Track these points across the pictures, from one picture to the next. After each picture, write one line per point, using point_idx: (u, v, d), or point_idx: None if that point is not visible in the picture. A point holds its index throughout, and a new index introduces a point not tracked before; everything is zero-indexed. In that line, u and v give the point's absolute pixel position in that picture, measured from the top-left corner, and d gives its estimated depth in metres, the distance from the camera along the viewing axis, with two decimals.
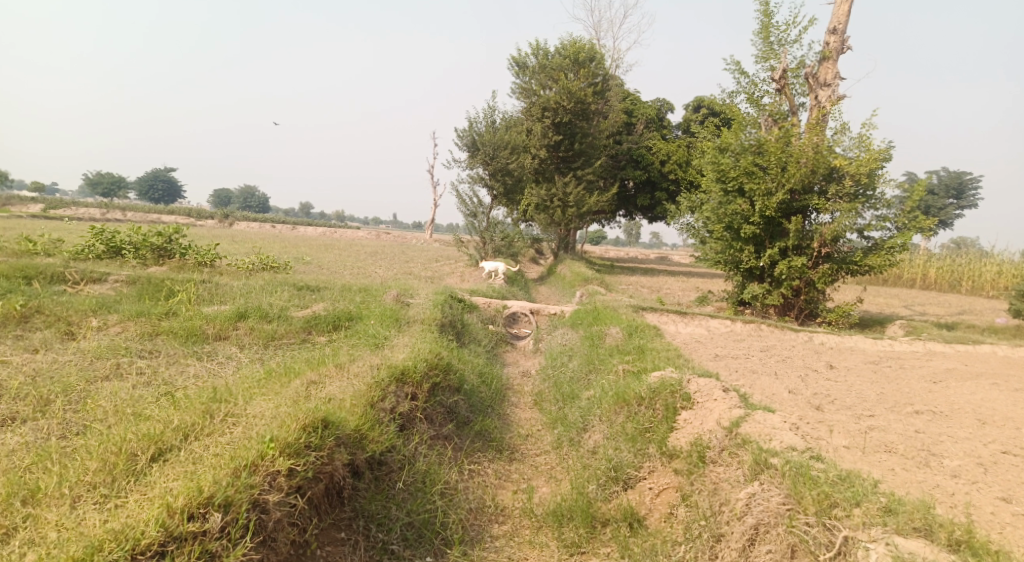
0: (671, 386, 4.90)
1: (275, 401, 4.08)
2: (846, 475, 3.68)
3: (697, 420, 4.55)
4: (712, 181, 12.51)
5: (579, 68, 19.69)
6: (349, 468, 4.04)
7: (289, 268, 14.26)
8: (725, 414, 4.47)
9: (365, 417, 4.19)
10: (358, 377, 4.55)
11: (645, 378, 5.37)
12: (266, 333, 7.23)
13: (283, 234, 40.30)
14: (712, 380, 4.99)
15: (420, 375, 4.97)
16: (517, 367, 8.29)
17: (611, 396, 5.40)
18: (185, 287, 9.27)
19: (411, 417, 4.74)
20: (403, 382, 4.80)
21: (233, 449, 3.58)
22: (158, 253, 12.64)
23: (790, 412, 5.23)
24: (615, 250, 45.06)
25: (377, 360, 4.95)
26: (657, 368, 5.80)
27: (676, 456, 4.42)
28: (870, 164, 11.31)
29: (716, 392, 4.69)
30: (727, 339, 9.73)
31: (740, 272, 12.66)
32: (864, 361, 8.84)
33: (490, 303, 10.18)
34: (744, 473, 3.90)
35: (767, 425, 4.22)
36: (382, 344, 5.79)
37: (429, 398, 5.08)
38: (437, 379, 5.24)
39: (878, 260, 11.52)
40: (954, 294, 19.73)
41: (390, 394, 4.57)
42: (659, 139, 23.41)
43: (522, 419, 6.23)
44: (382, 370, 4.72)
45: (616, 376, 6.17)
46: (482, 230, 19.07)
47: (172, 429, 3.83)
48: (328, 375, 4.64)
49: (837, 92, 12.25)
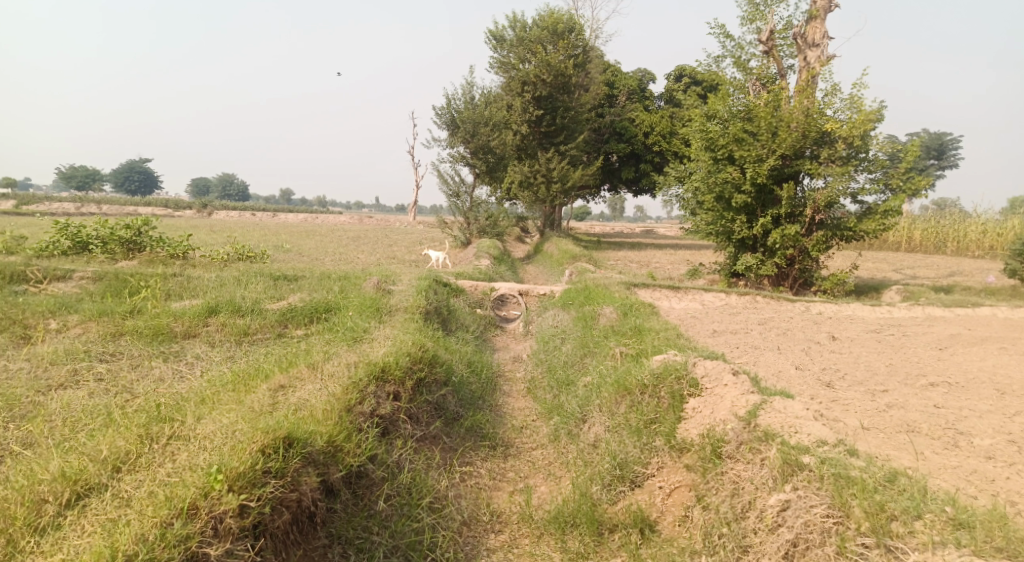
0: (677, 371, 4.52)
1: (231, 417, 3.67)
2: (893, 476, 3.31)
3: (707, 409, 4.19)
4: (701, 150, 12.10)
5: (558, 39, 19.09)
6: (322, 487, 3.64)
7: (266, 257, 13.73)
8: (739, 401, 4.11)
9: (337, 428, 3.77)
10: (333, 380, 4.16)
11: (646, 363, 4.98)
12: (238, 328, 6.77)
13: (263, 221, 39.50)
14: (720, 361, 4.60)
15: (403, 371, 4.55)
16: (507, 352, 7.89)
17: (609, 384, 5.01)
18: (154, 281, 8.75)
19: (394, 419, 4.34)
20: (383, 380, 4.39)
21: (169, 489, 3.17)
22: (127, 246, 12.05)
23: (803, 392, 4.88)
24: (601, 225, 44.67)
25: (355, 356, 4.54)
26: (658, 350, 5.43)
27: (687, 450, 4.07)
28: (863, 126, 10.94)
29: (726, 377, 4.32)
30: (723, 313, 9.38)
31: (733, 243, 12.31)
32: (866, 330, 8.54)
33: (476, 285, 9.75)
34: (772, 474, 3.53)
35: (789, 414, 3.85)
36: (361, 338, 5.36)
37: (414, 395, 4.67)
38: (422, 374, 4.81)
39: (873, 225, 11.18)
40: (942, 256, 19.59)
41: (368, 397, 4.16)
42: (641, 110, 22.96)
43: (515, 409, 5.84)
44: (360, 369, 4.31)
45: (614, 360, 5.79)
46: (465, 210, 18.59)
47: (103, 462, 3.43)
48: (298, 379, 4.22)
49: (826, 53, 11.84)
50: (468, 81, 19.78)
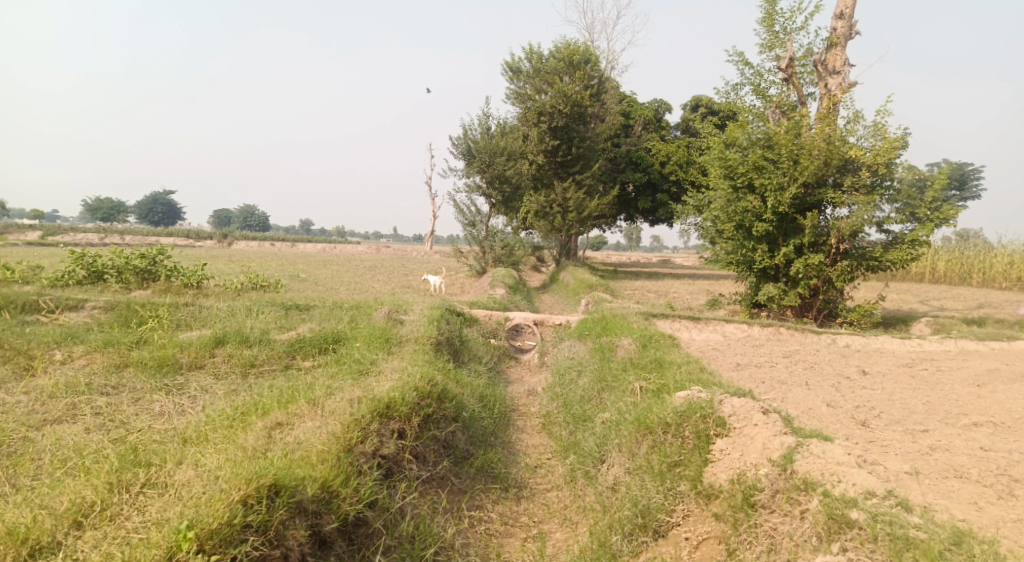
0: (703, 408, 4.23)
1: (215, 461, 3.44)
2: (954, 535, 2.99)
3: (737, 452, 3.90)
4: (721, 178, 11.87)
5: (574, 70, 19.10)
6: (314, 539, 3.36)
7: (280, 286, 13.60)
8: (772, 444, 3.81)
9: (333, 472, 3.52)
10: (333, 417, 3.92)
11: (669, 399, 4.69)
12: (245, 359, 6.58)
13: (281, 251, 39.72)
14: (747, 399, 4.31)
15: (410, 407, 4.29)
16: (521, 385, 7.61)
17: (629, 422, 4.72)
18: (164, 310, 8.61)
19: (398, 459, 4.08)
20: (388, 416, 4.15)
21: (132, 547, 2.94)
22: (142, 275, 11.98)
23: (837, 432, 4.56)
24: (618, 256, 44.38)
25: (359, 391, 4.30)
26: (680, 386, 5.13)
27: (716, 498, 3.77)
28: (888, 153, 10.66)
29: (756, 416, 4.03)
30: (746, 345, 9.04)
31: (754, 273, 11.99)
32: (898, 365, 8.15)
33: (490, 315, 9.51)
34: (817, 531, 3.22)
35: (829, 460, 3.55)
36: (368, 370, 5.12)
37: (421, 432, 4.39)
38: (430, 409, 4.54)
39: (900, 255, 10.80)
40: (967, 287, 19.05)
41: (370, 435, 3.91)
42: (658, 140, 22.84)
43: (529, 447, 5.55)
44: (363, 404, 4.07)
45: (633, 396, 5.49)
46: (481, 239, 18.45)
47: (62, 517, 3.20)
48: (296, 416, 4.00)
49: (848, 80, 11.62)
50: (485, 111, 19.81)
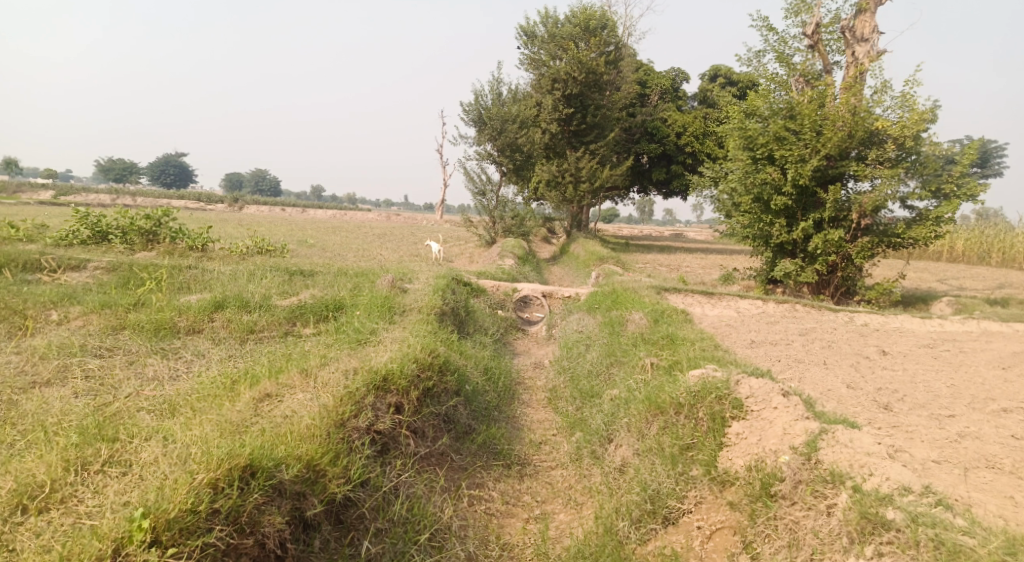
0: (719, 389, 4.00)
1: (188, 438, 3.26)
2: (999, 540, 2.76)
3: (754, 436, 3.68)
4: (740, 149, 11.49)
5: (590, 36, 18.55)
6: (295, 523, 3.20)
7: (286, 251, 13.39)
8: (794, 430, 3.59)
9: (318, 450, 3.33)
10: (326, 390, 3.73)
11: (682, 377, 4.46)
12: (244, 325, 6.39)
13: (291, 216, 39.59)
14: (765, 379, 4.07)
15: (408, 380, 4.09)
16: (527, 357, 7.40)
17: (639, 401, 4.50)
18: (166, 272, 8.42)
19: (394, 435, 3.90)
20: (385, 389, 3.95)
21: (85, 534, 2.78)
22: (146, 237, 11.80)
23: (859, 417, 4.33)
24: (629, 228, 43.92)
25: (354, 362, 4.10)
26: (694, 364, 4.91)
27: (732, 486, 3.57)
28: (916, 125, 10.23)
29: (776, 398, 3.79)
30: (760, 322, 8.78)
31: (771, 248, 11.67)
32: (919, 345, 7.87)
33: (498, 286, 9.28)
34: (847, 531, 3.01)
35: (857, 450, 3.32)
36: (368, 340, 4.91)
37: (420, 407, 4.20)
38: (430, 382, 4.34)
39: (923, 232, 10.42)
40: (986, 267, 18.59)
41: (364, 410, 3.72)
42: (674, 110, 22.30)
43: (534, 422, 5.36)
44: (358, 376, 3.87)
45: (643, 372, 5.27)
46: (491, 208, 18.15)
47: (7, 497, 3.01)
48: (285, 389, 3.82)
49: (877, 48, 11.13)
50: (497, 77, 19.34)
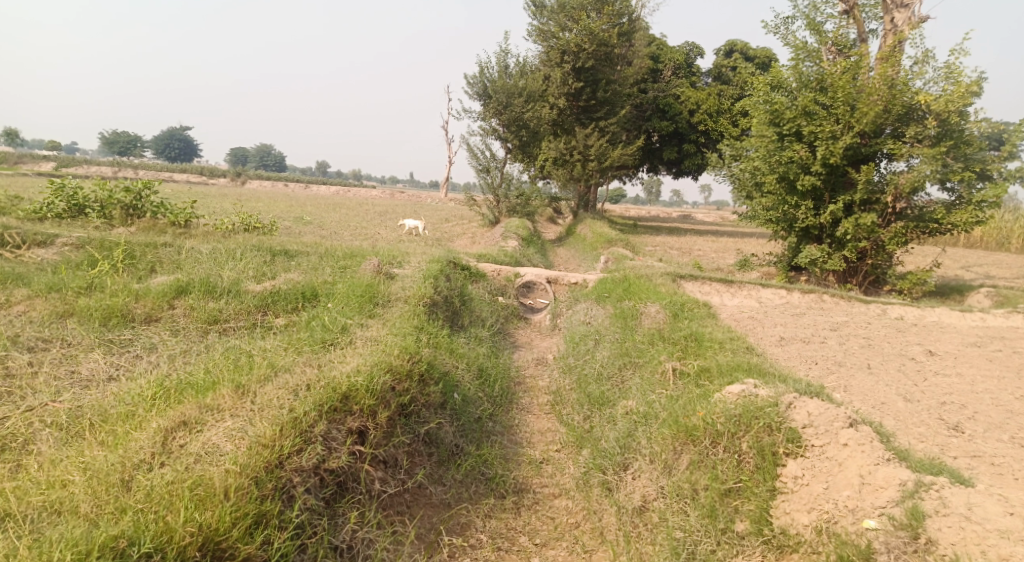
0: (768, 418, 3.56)
1: (50, 512, 2.76)
2: None
3: (821, 484, 3.27)
4: (765, 124, 10.60)
5: (602, 7, 17.49)
6: None
7: (276, 228, 12.49)
8: (871, 479, 3.18)
9: (223, 520, 2.75)
10: (259, 418, 3.17)
11: (717, 399, 3.86)
12: (207, 315, 5.60)
13: (293, 193, 38.58)
14: (826, 403, 3.61)
15: (376, 398, 3.50)
16: (529, 352, 6.60)
17: (670, 424, 3.91)
18: (144, 253, 7.56)
19: (354, 471, 3.32)
20: (345, 409, 3.38)
21: None
22: (127, 211, 10.86)
23: (936, 450, 3.62)
24: (635, 209, 42.81)
25: (305, 375, 3.51)
26: (731, 380, 4.21)
27: (797, 549, 3.17)
28: (961, 99, 9.27)
29: (844, 433, 3.38)
30: (784, 315, 7.95)
31: (794, 232, 10.80)
32: (966, 344, 7.06)
33: (499, 270, 8.48)
34: None
35: (985, 529, 2.83)
36: (336, 341, 4.17)
37: (392, 431, 3.60)
38: (407, 397, 3.71)
39: (964, 217, 9.52)
40: (1004, 254, 17.60)
41: (311, 446, 3.16)
42: (687, 86, 21.26)
43: (533, 434, 4.62)
44: (305, 399, 3.29)
45: (667, 386, 4.58)
46: (495, 187, 17.28)
47: None
48: (208, 412, 3.26)
49: (918, 14, 10.17)
50: (504, 49, 18.38)
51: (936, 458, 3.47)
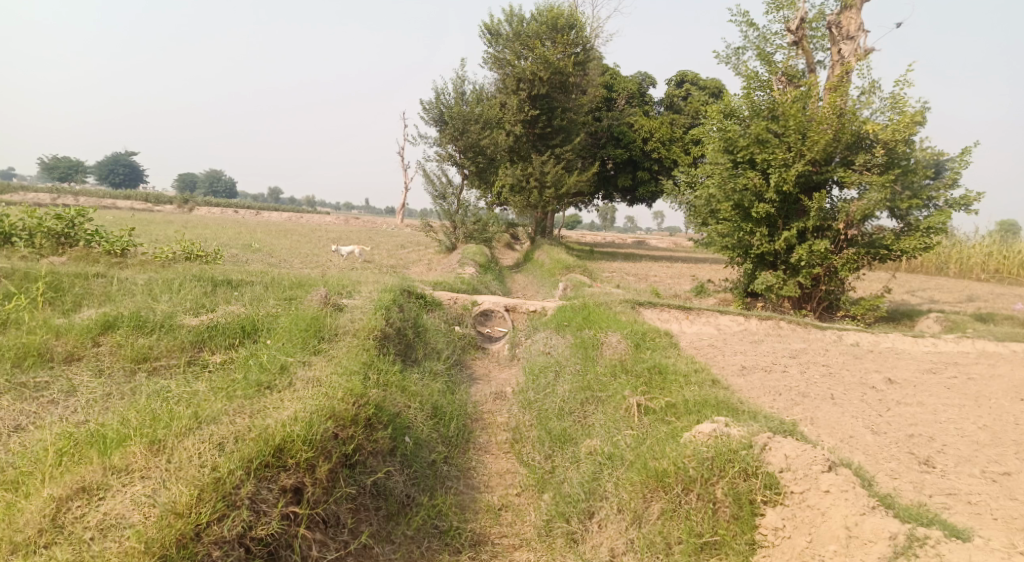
0: (744, 464, 3.52)
1: None
2: None
3: (804, 536, 3.26)
4: (719, 151, 10.67)
5: (557, 36, 17.56)
6: None
7: (221, 255, 11.90)
8: (858, 531, 3.15)
9: None
10: (175, 482, 3.06)
11: (684, 441, 3.84)
12: (137, 353, 5.17)
13: (242, 219, 37.51)
14: (803, 444, 3.61)
15: (312, 452, 3.36)
16: (486, 385, 6.31)
17: (637, 466, 3.87)
18: (75, 287, 7.00)
19: (288, 535, 3.21)
20: (279, 464, 3.27)
21: None
22: (59, 240, 10.10)
23: (916, 491, 3.51)
24: (591, 235, 43.05)
25: (233, 428, 3.38)
26: (701, 423, 4.06)
27: None
28: (907, 129, 9.46)
29: (825, 480, 3.36)
30: (743, 342, 7.86)
31: (750, 259, 10.82)
32: (923, 370, 7.07)
33: (455, 298, 8.19)
34: None
35: None
36: (273, 384, 3.95)
37: (334, 487, 3.44)
38: (350, 447, 3.55)
39: (913, 243, 9.66)
40: (944, 278, 18.11)
41: (235, 511, 3.07)
42: (640, 115, 21.50)
43: (491, 477, 4.38)
44: (230, 457, 3.17)
45: (632, 428, 4.41)
46: (451, 213, 17.06)
47: None
48: (114, 476, 3.13)
49: (864, 46, 10.42)
50: (459, 75, 18.29)
51: (918, 502, 3.40)
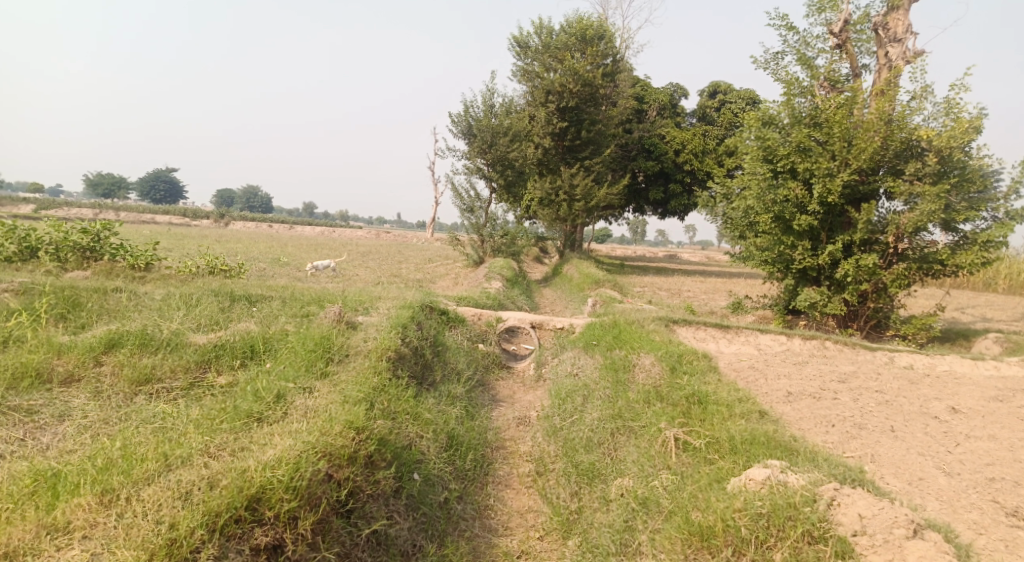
0: (809, 526, 3.22)
1: None
2: None
3: None
4: (757, 161, 10.14)
5: (587, 48, 17.23)
6: None
7: (244, 270, 11.60)
8: None
9: None
10: (124, 543, 2.92)
11: (734, 494, 3.51)
12: (139, 373, 4.86)
13: (273, 233, 37.73)
14: (880, 502, 3.29)
15: (289, 504, 3.19)
16: (510, 409, 5.87)
17: (677, 524, 3.55)
18: (90, 304, 6.71)
19: None
20: (254, 519, 3.12)
21: None
22: (84, 254, 9.73)
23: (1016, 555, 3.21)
24: (622, 249, 42.38)
25: (203, 472, 3.24)
26: (757, 465, 3.76)
27: None
28: (963, 135, 8.81)
29: (913, 550, 3.03)
30: (787, 363, 7.31)
31: (791, 273, 10.23)
32: (989, 397, 6.45)
33: (479, 314, 7.78)
34: None
35: None
36: (266, 416, 3.85)
37: (322, 542, 3.27)
38: (342, 492, 3.41)
39: (970, 257, 8.98)
40: (992, 294, 17.15)
41: None
42: (672, 126, 21.00)
43: (511, 517, 4.05)
44: (194, 511, 3.03)
45: (670, 470, 4.05)
46: (479, 227, 16.71)
47: None
48: (48, 539, 2.97)
49: (913, 49, 9.84)
50: (488, 88, 18.05)
51: None
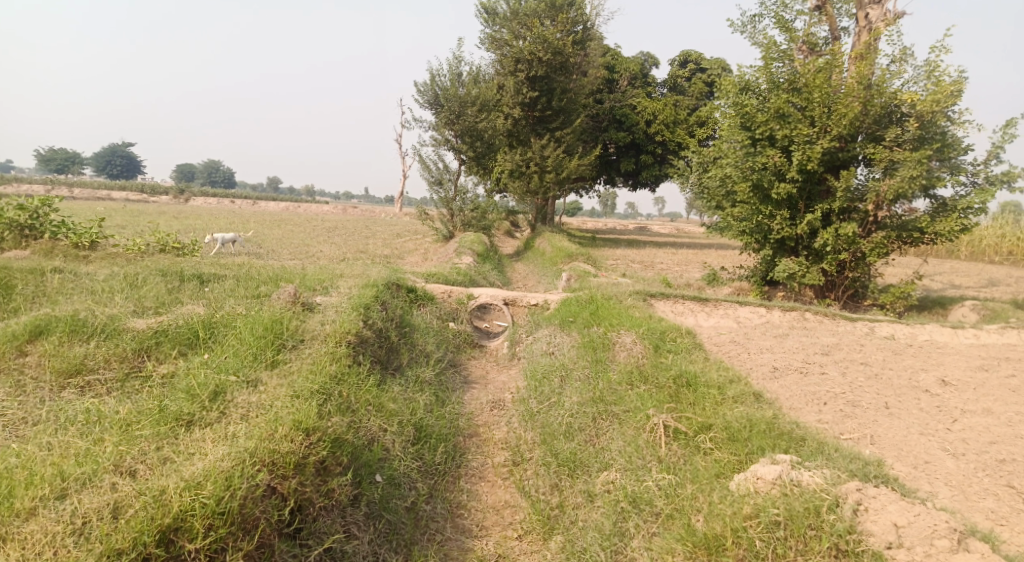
0: (837, 540, 3.00)
1: None
2: None
3: None
4: (735, 128, 9.81)
5: (556, 14, 16.62)
6: None
7: (199, 247, 10.93)
8: None
9: None
10: None
11: (744, 497, 3.25)
12: (69, 365, 4.35)
13: (239, 210, 36.52)
14: (915, 509, 3.07)
15: (213, 530, 2.86)
16: (482, 391, 5.49)
17: (680, 532, 3.28)
18: (23, 289, 6.10)
19: None
20: (169, 556, 2.79)
21: None
22: (22, 233, 8.99)
23: None
24: (592, 222, 42.11)
25: (113, 493, 2.90)
26: (762, 460, 3.52)
27: None
28: (946, 99, 8.55)
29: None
30: (768, 337, 7.04)
31: (769, 244, 9.96)
32: (975, 367, 6.27)
33: (449, 291, 7.36)
34: None
35: None
36: (199, 417, 3.50)
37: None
38: (286, 509, 3.09)
39: (949, 224, 8.78)
40: (956, 261, 17.22)
41: None
42: (643, 96, 20.55)
43: (487, 514, 3.70)
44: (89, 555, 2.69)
45: (660, 462, 3.75)
46: (448, 200, 16.18)
47: None
48: None
49: (893, 10, 9.52)
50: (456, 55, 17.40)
51: None
